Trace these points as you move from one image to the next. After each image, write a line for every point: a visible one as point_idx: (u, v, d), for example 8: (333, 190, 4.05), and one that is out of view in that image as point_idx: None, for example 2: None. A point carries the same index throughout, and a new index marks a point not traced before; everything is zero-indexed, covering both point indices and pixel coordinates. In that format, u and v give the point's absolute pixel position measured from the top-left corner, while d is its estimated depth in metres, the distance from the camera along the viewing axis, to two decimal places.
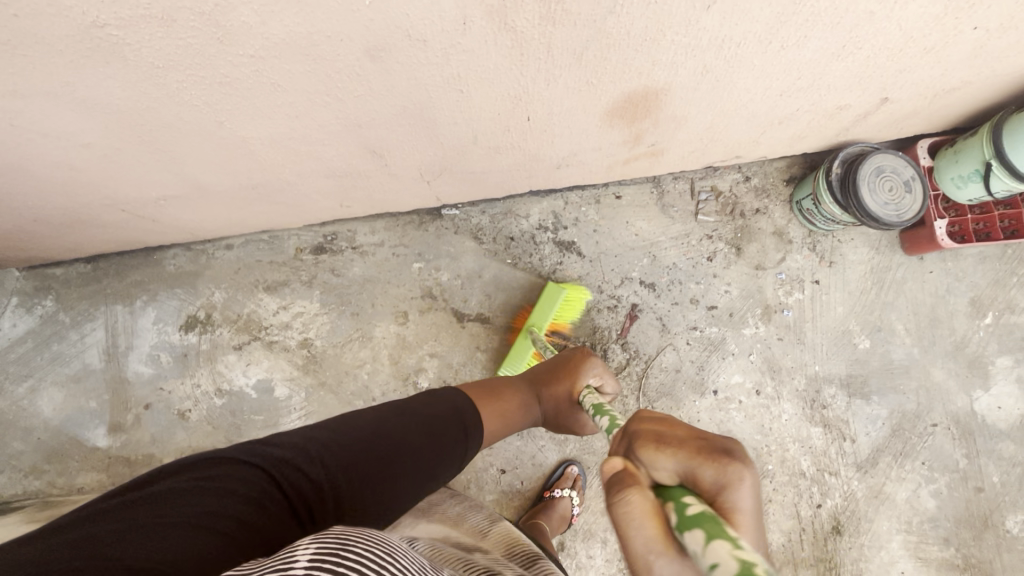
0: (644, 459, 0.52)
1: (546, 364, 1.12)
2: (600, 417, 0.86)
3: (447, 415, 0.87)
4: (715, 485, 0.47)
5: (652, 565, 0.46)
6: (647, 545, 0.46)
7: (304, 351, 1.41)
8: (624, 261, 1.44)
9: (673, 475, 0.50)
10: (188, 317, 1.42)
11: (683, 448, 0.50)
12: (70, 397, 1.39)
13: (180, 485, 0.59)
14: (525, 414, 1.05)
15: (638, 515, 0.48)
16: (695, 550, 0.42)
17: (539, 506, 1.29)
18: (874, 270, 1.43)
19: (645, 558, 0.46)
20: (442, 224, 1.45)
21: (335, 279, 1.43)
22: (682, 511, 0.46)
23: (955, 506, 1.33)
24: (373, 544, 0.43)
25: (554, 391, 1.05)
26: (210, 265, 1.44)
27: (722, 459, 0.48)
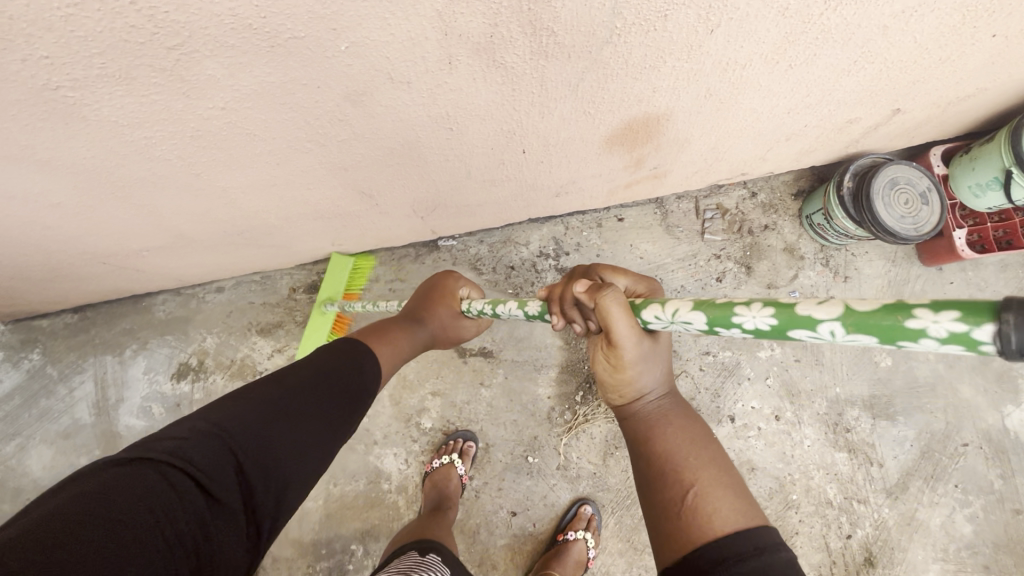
0: (604, 279, 0.77)
1: (420, 293, 1.07)
2: (502, 305, 0.92)
3: (327, 357, 0.74)
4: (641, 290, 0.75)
5: (623, 328, 0.62)
6: (625, 324, 0.62)
7: None
8: None
9: None
10: (179, 365, 1.37)
11: (628, 277, 0.77)
12: (60, 454, 1.34)
13: (94, 486, 0.47)
14: (413, 346, 0.94)
15: (617, 300, 0.63)
16: (657, 315, 0.60)
17: (553, 550, 1.22)
18: (891, 284, 1.37)
19: (620, 326, 0.62)
20: (440, 256, 1.40)
21: None
22: (636, 303, 0.65)
23: (994, 531, 1.26)
24: None
25: (438, 313, 1.04)
26: (201, 309, 1.39)
27: (642, 279, 0.77)
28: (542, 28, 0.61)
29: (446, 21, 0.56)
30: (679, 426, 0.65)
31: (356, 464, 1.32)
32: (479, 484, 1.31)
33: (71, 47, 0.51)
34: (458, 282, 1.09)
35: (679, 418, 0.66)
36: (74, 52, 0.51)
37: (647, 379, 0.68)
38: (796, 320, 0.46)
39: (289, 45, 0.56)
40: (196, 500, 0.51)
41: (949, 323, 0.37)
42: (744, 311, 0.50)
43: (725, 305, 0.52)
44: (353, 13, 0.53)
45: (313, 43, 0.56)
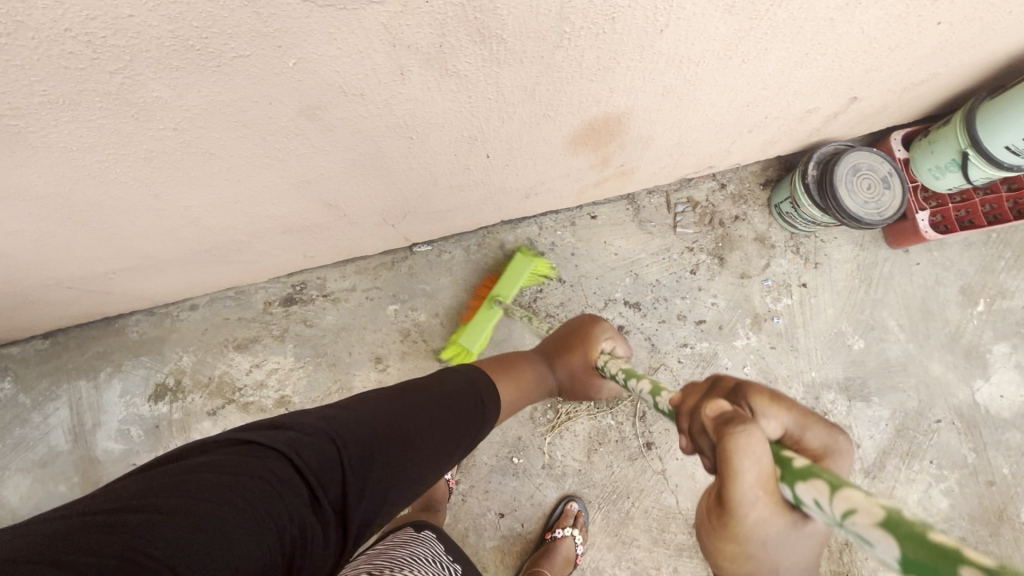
0: (755, 409, 0.49)
1: (559, 334, 1.06)
2: (635, 380, 0.80)
3: (457, 381, 0.83)
4: (818, 445, 0.50)
5: (746, 488, 0.44)
6: (752, 481, 0.44)
7: (282, 409, 1.34)
8: (606, 282, 1.40)
9: (779, 429, 0.49)
10: (157, 386, 1.35)
11: (796, 407, 0.50)
12: (38, 483, 1.31)
13: (229, 460, 0.54)
14: (540, 388, 1.02)
15: (759, 443, 0.44)
16: (818, 501, 0.41)
17: (541, 548, 1.23)
18: (860, 268, 1.40)
19: (746, 483, 0.44)
20: (415, 262, 1.40)
21: (308, 331, 1.37)
22: (790, 463, 0.45)
23: (969, 503, 1.30)
24: None
25: (568, 360, 1.01)
26: (176, 328, 1.38)
27: (827, 427, 0.50)
28: (491, 36, 0.61)
29: (393, 33, 0.56)
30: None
31: None
32: (466, 487, 1.31)
33: (7, 76, 0.50)
34: (604, 327, 1.01)
35: None
36: (11, 80, 0.50)
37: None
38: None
39: (234, 64, 0.55)
40: (299, 495, 0.56)
41: None
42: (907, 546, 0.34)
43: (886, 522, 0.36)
44: (297, 29, 0.53)
45: (260, 61, 0.56)
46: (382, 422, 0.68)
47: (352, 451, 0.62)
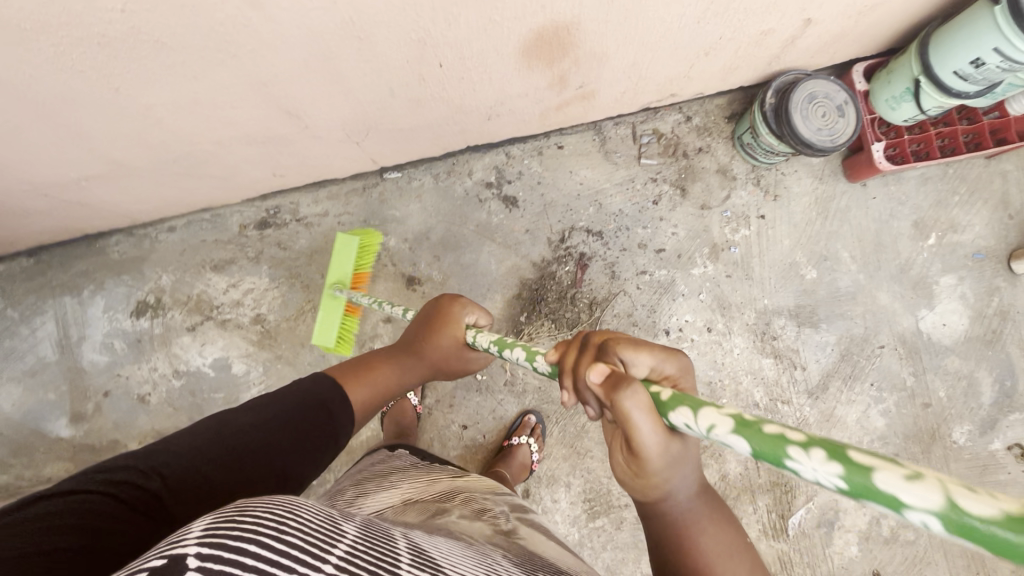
0: (624, 359, 0.59)
1: (422, 317, 1.00)
2: (509, 351, 0.82)
3: (316, 388, 0.82)
4: (672, 372, 0.61)
5: (646, 436, 0.54)
6: (648, 428, 0.54)
7: (258, 326, 1.41)
8: (570, 211, 1.44)
9: (644, 369, 0.60)
10: (138, 303, 1.41)
11: (651, 348, 0.61)
12: (29, 391, 1.39)
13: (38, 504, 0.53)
14: (405, 377, 0.98)
15: (639, 400, 0.53)
16: (686, 421, 0.50)
17: (499, 454, 1.32)
18: (818, 201, 1.44)
19: (642, 432, 0.54)
20: (386, 188, 1.44)
21: (282, 253, 1.43)
22: (660, 399, 0.54)
23: (904, 423, 1.38)
24: (273, 508, 0.40)
25: (435, 344, 0.96)
26: (155, 249, 1.43)
27: (672, 352, 0.61)
28: None
29: None
30: (712, 520, 0.64)
31: None
32: (432, 401, 1.39)
33: None
34: (464, 304, 0.96)
35: (711, 514, 0.64)
36: None
37: (677, 483, 0.61)
38: (931, 512, 0.32)
39: None
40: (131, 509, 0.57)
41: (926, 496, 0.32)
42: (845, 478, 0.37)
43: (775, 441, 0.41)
44: None
45: None
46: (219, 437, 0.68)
47: (204, 465, 0.64)
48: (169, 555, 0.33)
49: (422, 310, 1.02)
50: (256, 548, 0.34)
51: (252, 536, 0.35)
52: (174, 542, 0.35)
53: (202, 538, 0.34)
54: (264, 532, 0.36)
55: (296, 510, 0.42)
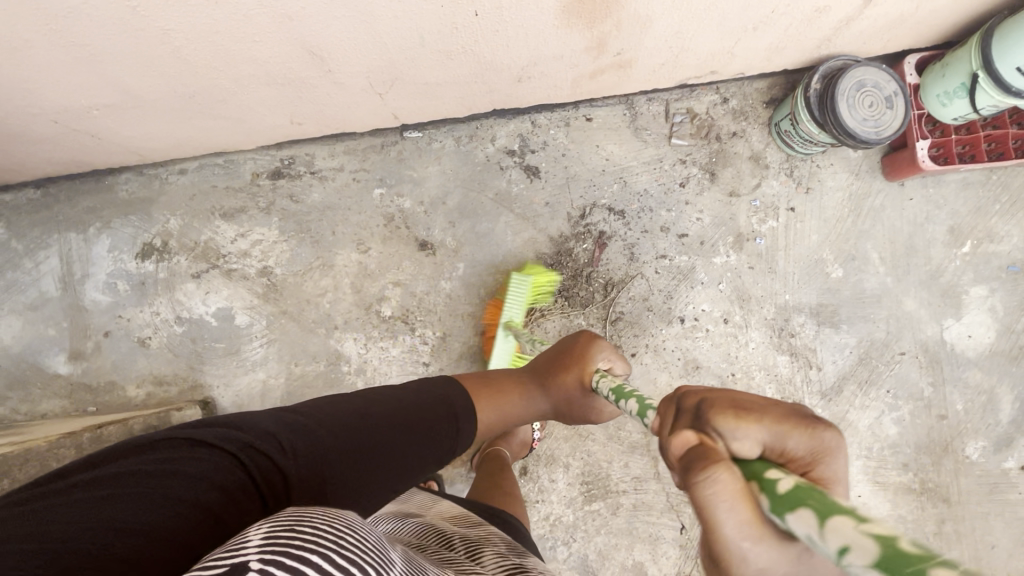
0: (723, 431, 0.48)
1: (551, 353, 1.08)
2: (624, 400, 0.85)
3: (426, 398, 0.82)
4: (800, 452, 0.47)
5: (735, 534, 0.42)
6: (738, 525, 0.42)
7: (264, 279, 1.38)
8: (593, 187, 1.39)
9: (753, 446, 0.48)
10: (144, 245, 1.38)
11: (767, 417, 0.48)
12: (29, 325, 1.37)
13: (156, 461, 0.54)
14: (529, 409, 1.04)
15: (722, 484, 0.43)
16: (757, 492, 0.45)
17: (500, 432, 1.32)
18: (852, 197, 1.38)
19: (727, 529, 0.42)
20: (405, 147, 1.39)
21: (294, 205, 1.39)
22: (770, 489, 0.42)
23: (917, 433, 1.34)
24: (327, 520, 0.42)
25: (564, 380, 1.02)
26: (165, 191, 1.39)
27: (808, 428, 0.47)
28: None
29: None
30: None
31: (317, 346, 1.37)
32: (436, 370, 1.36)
33: None
34: (604, 347, 1.03)
35: None
36: None
37: None
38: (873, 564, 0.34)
39: None
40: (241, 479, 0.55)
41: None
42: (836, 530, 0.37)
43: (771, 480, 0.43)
44: None
45: None
46: (349, 424, 0.70)
47: (330, 453, 0.64)
48: (234, 558, 0.36)
49: (557, 345, 1.10)
50: (316, 560, 0.36)
51: (312, 549, 0.37)
52: (236, 549, 0.37)
53: (262, 547, 0.36)
54: (323, 545, 0.38)
55: (348, 526, 0.43)
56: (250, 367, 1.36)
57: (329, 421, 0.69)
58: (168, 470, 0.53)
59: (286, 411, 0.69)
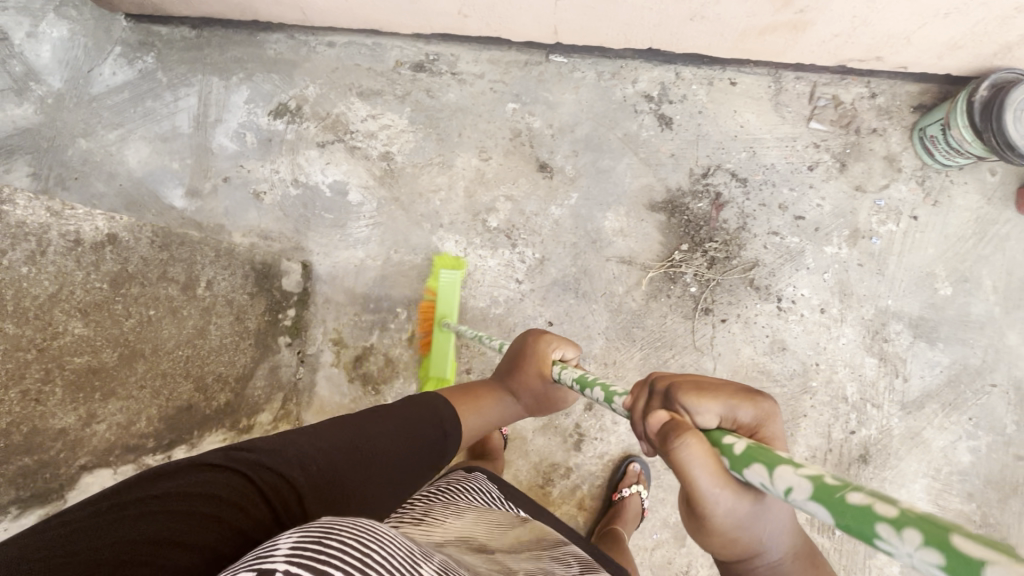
0: (691, 406, 0.60)
1: (509, 352, 1.06)
2: (589, 390, 0.83)
3: (411, 421, 0.85)
4: (747, 419, 0.59)
5: (706, 484, 0.54)
6: (706, 477, 0.54)
7: (383, 163, 1.41)
8: (721, 150, 1.39)
9: (713, 417, 0.59)
10: (278, 105, 1.42)
11: (721, 395, 0.60)
12: (156, 154, 1.42)
13: (191, 488, 0.60)
14: (500, 412, 1.04)
15: (695, 448, 0.54)
16: (763, 481, 0.50)
17: (611, 511, 1.28)
18: (978, 220, 1.36)
19: (707, 484, 0.54)
20: (547, 69, 1.41)
21: (428, 100, 1.42)
22: (729, 450, 0.54)
23: (990, 466, 1.31)
24: (355, 532, 0.45)
25: (526, 381, 1.01)
26: (310, 59, 1.43)
27: (752, 398, 0.60)
28: None
29: None
30: None
31: (418, 239, 1.39)
32: (527, 289, 1.38)
33: None
34: (553, 343, 0.99)
35: None
36: None
37: (755, 527, 0.56)
38: None
39: None
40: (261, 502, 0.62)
41: None
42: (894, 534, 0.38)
43: (850, 507, 0.41)
44: None
45: None
46: (333, 437, 0.76)
47: (324, 461, 0.72)
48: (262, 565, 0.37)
49: (511, 343, 1.08)
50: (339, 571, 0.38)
51: (335, 561, 0.39)
52: (266, 556, 0.39)
53: (290, 553, 0.38)
54: (347, 559, 0.39)
55: (376, 539, 0.45)
56: (351, 244, 1.39)
57: (325, 438, 0.76)
58: (203, 494, 0.59)
59: (284, 435, 0.75)
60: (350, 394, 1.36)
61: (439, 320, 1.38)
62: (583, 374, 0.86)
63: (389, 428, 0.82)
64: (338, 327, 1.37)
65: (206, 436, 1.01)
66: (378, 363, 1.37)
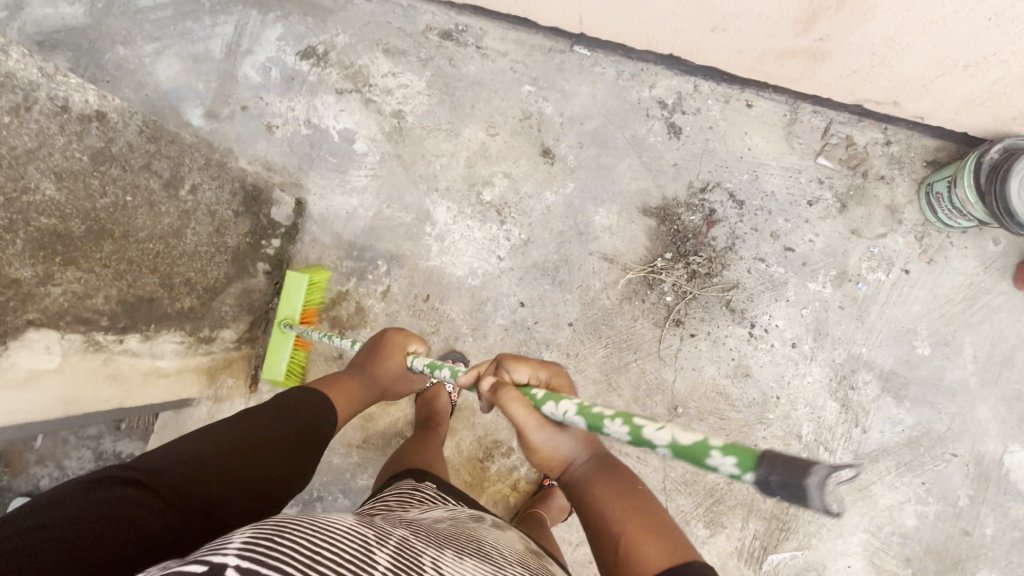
0: (509, 368, 0.81)
1: (365, 347, 1.10)
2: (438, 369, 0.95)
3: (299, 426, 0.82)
4: (546, 377, 0.82)
5: (522, 419, 0.74)
6: (522, 413, 0.74)
7: (394, 121, 1.45)
8: (724, 168, 1.39)
9: (524, 378, 0.81)
10: (307, 47, 1.47)
11: (533, 363, 0.83)
12: (184, 73, 1.47)
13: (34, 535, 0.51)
14: (363, 399, 1.02)
15: (513, 397, 0.75)
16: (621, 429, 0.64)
17: (539, 495, 1.31)
18: (970, 286, 1.33)
19: (523, 420, 0.74)
20: (569, 60, 1.43)
21: (449, 69, 1.45)
22: (535, 396, 0.76)
23: (933, 535, 1.28)
24: (306, 529, 0.49)
25: (383, 368, 1.05)
26: (345, 9, 1.48)
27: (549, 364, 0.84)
28: None
29: None
30: (606, 481, 0.74)
31: (412, 198, 1.43)
32: (506, 267, 1.40)
33: None
34: (410, 336, 1.08)
35: (605, 480, 0.75)
36: None
37: (567, 449, 0.76)
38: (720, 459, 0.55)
39: None
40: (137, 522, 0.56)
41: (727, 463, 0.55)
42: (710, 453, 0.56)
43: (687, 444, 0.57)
44: None
45: None
46: (195, 458, 0.67)
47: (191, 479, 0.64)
48: (210, 561, 0.40)
49: (366, 342, 1.12)
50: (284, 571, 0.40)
51: (286, 560, 0.42)
52: (216, 552, 0.42)
53: (239, 551, 0.42)
54: (297, 559, 0.42)
55: (327, 533, 0.49)
56: (348, 191, 1.43)
57: (193, 458, 0.67)
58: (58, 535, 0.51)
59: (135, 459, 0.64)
60: None
61: (416, 280, 1.41)
62: (433, 360, 0.98)
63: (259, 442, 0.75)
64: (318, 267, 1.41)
65: (163, 334, 1.05)
66: (349, 310, 1.40)
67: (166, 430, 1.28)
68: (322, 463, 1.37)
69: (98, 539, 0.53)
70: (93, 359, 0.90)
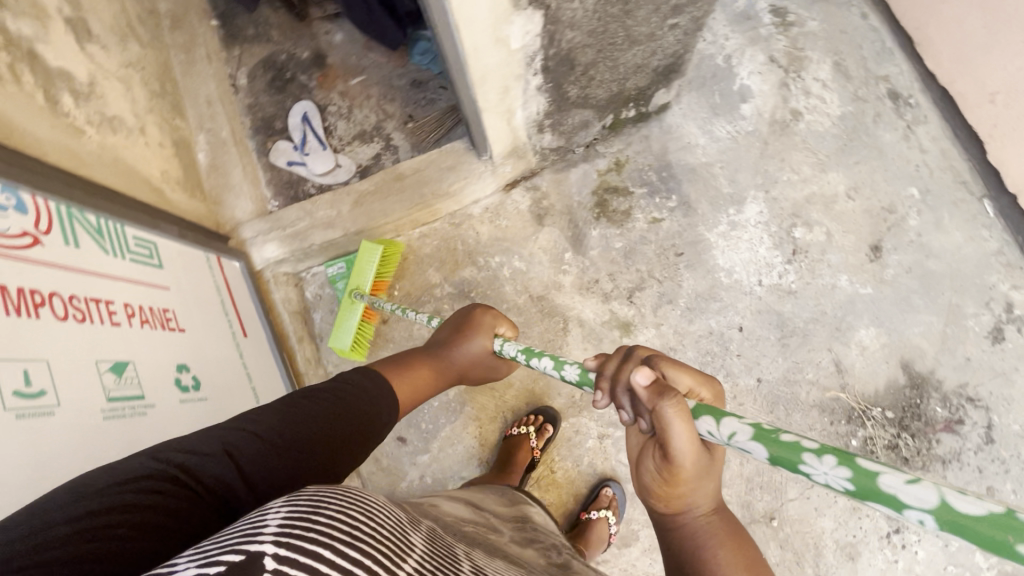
0: (666, 372, 0.67)
1: (452, 321, 1.12)
2: (535, 358, 0.92)
3: (344, 393, 0.84)
4: (705, 396, 0.69)
5: (676, 439, 0.61)
6: (679, 430, 0.61)
7: (789, 116, 1.47)
8: (1005, 403, 1.31)
9: (683, 387, 0.68)
10: (782, 7, 1.50)
11: (680, 372, 0.68)
12: None
13: (98, 503, 0.56)
14: (435, 385, 1.04)
15: (673, 405, 0.61)
16: (710, 430, 0.60)
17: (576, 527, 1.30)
18: None
19: (675, 436, 0.61)
20: (968, 203, 1.38)
21: (868, 120, 1.44)
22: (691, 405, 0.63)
23: None
24: (338, 504, 0.48)
25: (466, 347, 1.06)
26: (837, 9, 1.50)
27: (704, 382, 0.70)
28: None
29: None
30: (734, 540, 0.68)
31: (743, 180, 1.46)
32: (758, 294, 1.41)
33: None
34: (501, 319, 1.11)
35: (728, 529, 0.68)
36: None
37: (706, 491, 0.66)
38: (842, 477, 0.47)
39: None
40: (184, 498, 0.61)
41: (840, 476, 0.48)
42: (816, 459, 0.49)
43: (792, 448, 0.51)
44: None
45: None
46: (233, 438, 0.71)
47: (235, 457, 0.68)
48: (247, 546, 0.39)
49: (455, 313, 1.13)
50: (330, 555, 0.39)
51: (328, 539, 0.41)
52: (254, 533, 0.41)
53: (275, 535, 0.40)
54: (336, 540, 0.41)
55: (362, 512, 0.48)
56: (704, 130, 1.49)
57: (230, 442, 0.70)
58: (123, 502, 0.57)
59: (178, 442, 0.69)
60: (582, 198, 1.49)
61: (684, 234, 1.45)
62: (531, 346, 0.95)
63: (299, 417, 0.76)
64: (630, 156, 1.49)
65: (541, 96, 1.15)
66: (619, 205, 1.47)
67: (443, 155, 1.41)
68: (496, 282, 1.48)
69: (146, 509, 0.57)
70: (516, 69, 1.03)
